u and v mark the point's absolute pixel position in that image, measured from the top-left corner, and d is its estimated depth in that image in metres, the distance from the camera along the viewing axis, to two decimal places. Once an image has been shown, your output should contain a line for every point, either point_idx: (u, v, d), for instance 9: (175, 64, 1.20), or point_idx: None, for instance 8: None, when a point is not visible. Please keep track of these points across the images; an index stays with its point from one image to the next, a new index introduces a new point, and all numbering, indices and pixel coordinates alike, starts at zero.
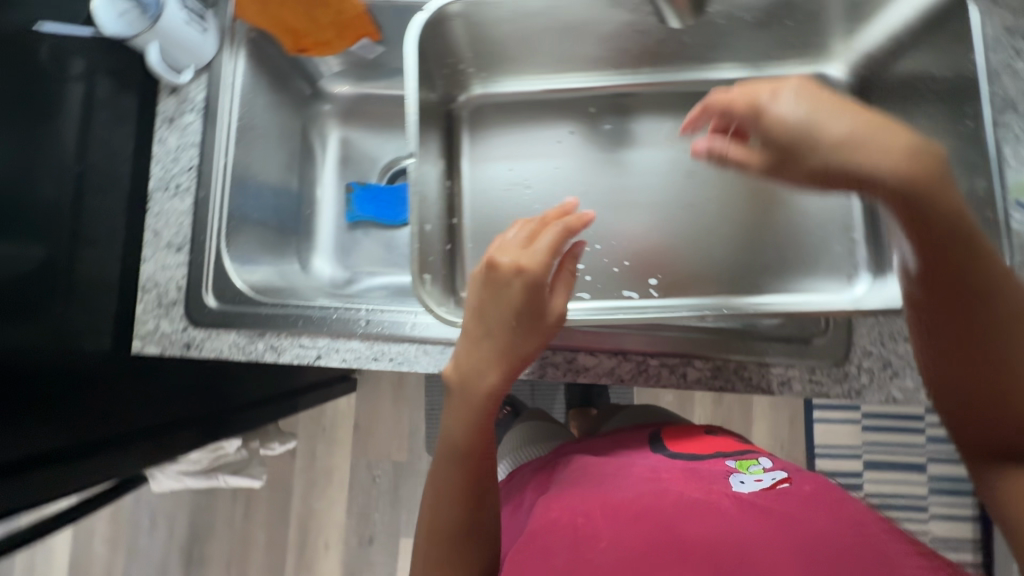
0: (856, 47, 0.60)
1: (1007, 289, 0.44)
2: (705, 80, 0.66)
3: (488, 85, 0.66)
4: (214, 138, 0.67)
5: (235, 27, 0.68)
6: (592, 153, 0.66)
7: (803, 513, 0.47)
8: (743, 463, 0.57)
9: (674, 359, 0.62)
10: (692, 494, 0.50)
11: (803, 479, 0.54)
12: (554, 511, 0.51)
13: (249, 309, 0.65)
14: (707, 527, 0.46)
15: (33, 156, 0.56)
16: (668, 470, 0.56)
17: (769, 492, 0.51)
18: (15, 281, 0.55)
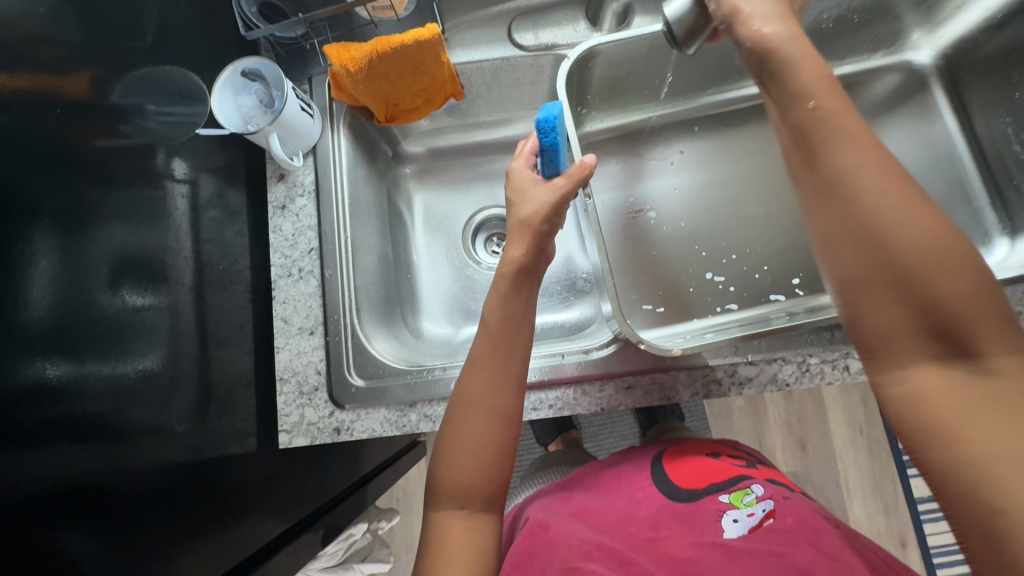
0: (942, 34, 0.65)
1: (968, 298, 0.38)
2: None
3: (595, 119, 0.69)
4: (329, 217, 0.67)
5: (334, 107, 0.69)
6: (703, 167, 0.69)
7: (789, 554, 0.50)
8: (736, 497, 0.58)
9: (832, 353, 0.61)
10: (683, 557, 0.53)
11: (788, 510, 0.55)
12: (553, 532, 0.58)
13: (396, 380, 0.64)
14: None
15: (158, 261, 0.56)
16: (666, 522, 0.58)
17: (757, 537, 0.53)
18: (143, 390, 0.53)
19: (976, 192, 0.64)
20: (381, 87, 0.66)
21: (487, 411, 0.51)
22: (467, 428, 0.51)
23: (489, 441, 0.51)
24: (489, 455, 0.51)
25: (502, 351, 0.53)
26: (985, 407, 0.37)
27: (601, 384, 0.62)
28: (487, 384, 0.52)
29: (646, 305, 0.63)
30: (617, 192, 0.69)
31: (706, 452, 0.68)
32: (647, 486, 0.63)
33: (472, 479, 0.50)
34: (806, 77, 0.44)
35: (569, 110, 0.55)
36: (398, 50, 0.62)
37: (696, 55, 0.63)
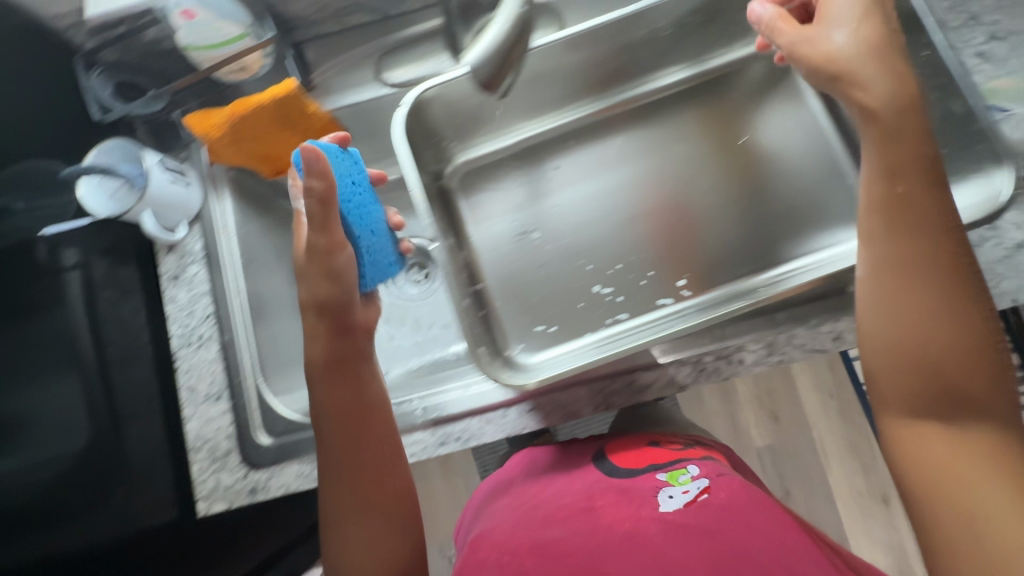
0: None
1: (984, 377, 0.44)
2: (660, 89, 0.72)
3: (468, 148, 0.70)
4: (222, 280, 0.67)
5: (214, 172, 0.69)
6: (580, 177, 0.70)
7: (725, 530, 0.49)
8: (672, 476, 0.58)
9: (726, 348, 0.62)
10: (620, 526, 0.51)
11: (721, 488, 0.55)
12: (482, 552, 0.53)
13: (303, 434, 0.64)
14: (637, 562, 0.48)
15: (60, 350, 0.56)
16: (601, 493, 0.57)
17: (693, 511, 0.52)
18: (54, 480, 0.54)
19: (846, 170, 0.65)
20: (254, 145, 0.67)
21: (357, 446, 0.53)
22: (343, 499, 0.52)
23: (382, 490, 0.53)
24: (374, 510, 0.52)
25: (367, 419, 0.54)
26: (963, 458, 0.43)
27: (504, 411, 0.63)
28: (349, 452, 0.53)
29: (539, 327, 0.63)
30: (503, 216, 0.69)
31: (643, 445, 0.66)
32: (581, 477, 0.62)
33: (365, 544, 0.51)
34: (901, 130, 0.48)
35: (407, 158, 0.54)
36: (254, 111, 0.62)
37: (549, 72, 0.66)
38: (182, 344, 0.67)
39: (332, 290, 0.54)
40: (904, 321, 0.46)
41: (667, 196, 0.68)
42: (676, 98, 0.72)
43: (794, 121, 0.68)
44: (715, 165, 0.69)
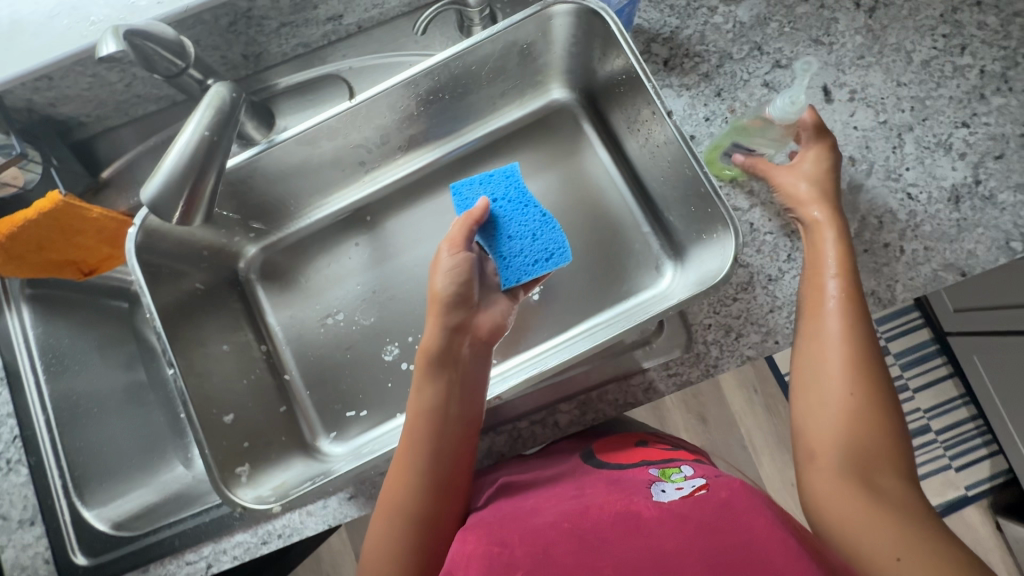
0: (560, 73, 0.63)
1: (884, 432, 0.45)
2: (469, 143, 0.67)
3: (266, 238, 0.66)
4: (25, 399, 0.66)
5: (9, 286, 0.67)
6: (384, 250, 0.67)
7: (721, 525, 0.45)
8: (664, 473, 0.55)
9: (539, 413, 0.62)
10: (609, 513, 0.49)
11: (720, 485, 0.51)
12: (469, 542, 0.49)
13: (123, 549, 0.63)
14: (632, 556, 0.44)
15: None
16: (592, 483, 0.54)
17: (689, 504, 0.49)
18: None
19: (640, 218, 0.64)
20: (42, 257, 0.64)
21: (442, 422, 0.53)
22: (390, 489, 0.52)
23: (399, 483, 0.52)
24: (408, 502, 0.51)
25: (450, 365, 0.55)
26: (864, 505, 0.42)
27: (323, 502, 0.61)
28: (447, 396, 0.54)
29: (350, 413, 0.62)
30: (309, 305, 0.66)
31: (632, 444, 0.63)
32: (563, 472, 0.56)
33: (417, 526, 0.51)
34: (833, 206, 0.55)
35: (140, 278, 0.48)
36: (25, 227, 0.61)
37: (312, 165, 0.58)
38: None
39: (436, 329, 0.56)
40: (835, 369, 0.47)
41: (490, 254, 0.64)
42: (506, 141, 0.67)
43: (606, 167, 0.66)
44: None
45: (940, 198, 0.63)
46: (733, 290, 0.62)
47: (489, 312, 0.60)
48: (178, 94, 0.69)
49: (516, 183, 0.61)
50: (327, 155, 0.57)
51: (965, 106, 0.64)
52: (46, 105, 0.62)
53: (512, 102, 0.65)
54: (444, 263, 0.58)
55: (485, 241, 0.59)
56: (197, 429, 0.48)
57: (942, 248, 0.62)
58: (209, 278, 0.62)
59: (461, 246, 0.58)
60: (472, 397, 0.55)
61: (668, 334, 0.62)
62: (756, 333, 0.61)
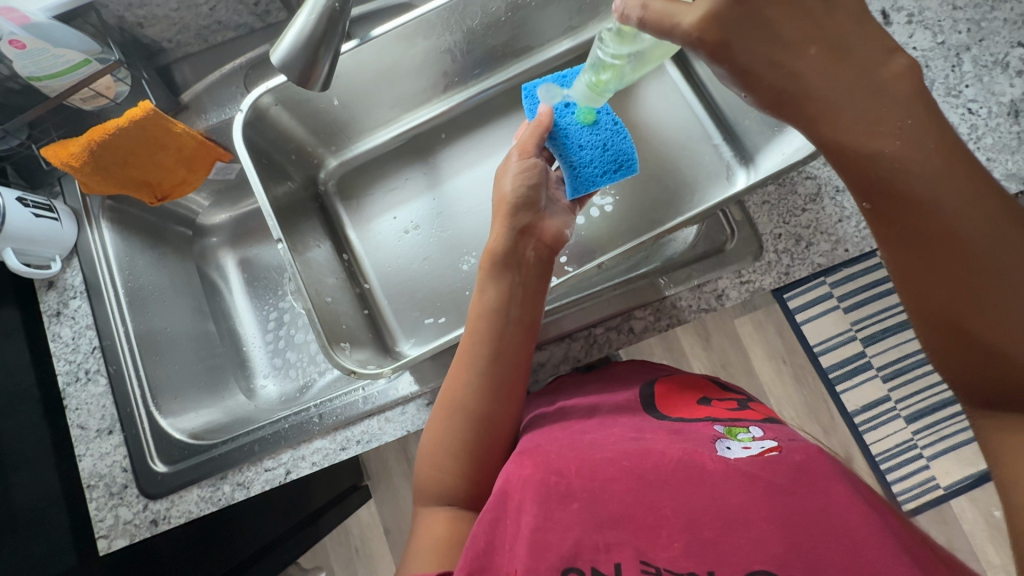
0: None
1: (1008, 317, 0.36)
2: (541, 63, 0.68)
3: (344, 153, 0.68)
4: (105, 312, 0.66)
5: (89, 204, 0.68)
6: (456, 167, 0.69)
7: (794, 486, 0.40)
8: (731, 429, 0.49)
9: (616, 319, 0.63)
10: (672, 457, 0.45)
11: (794, 447, 0.45)
12: (524, 469, 0.47)
13: (201, 458, 0.63)
14: (692, 499, 0.41)
15: None
16: (654, 429, 0.50)
17: (760, 462, 0.43)
18: None
19: (712, 132, 0.66)
20: (126, 173, 0.66)
21: (505, 323, 0.54)
22: (451, 380, 0.55)
23: (458, 376, 0.54)
24: (466, 399, 0.53)
25: (512, 268, 0.56)
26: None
27: (402, 407, 0.62)
28: (508, 299, 0.55)
29: (428, 319, 0.63)
30: (385, 218, 0.68)
31: (695, 395, 0.57)
32: (622, 412, 0.54)
33: (472, 423, 0.52)
34: (825, 75, 0.39)
35: (248, 158, 0.50)
36: (116, 135, 0.62)
37: (399, 70, 0.60)
38: (69, 382, 0.65)
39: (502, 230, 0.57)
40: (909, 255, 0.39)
41: (560, 169, 0.66)
42: (574, 64, 0.68)
43: (675, 87, 0.68)
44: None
45: (1000, 112, 0.65)
46: (801, 201, 0.64)
47: (554, 220, 0.59)
48: (256, 20, 0.70)
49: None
50: (415, 59, 0.60)
51: (1021, 28, 0.66)
52: (134, 25, 0.64)
53: (584, 24, 0.66)
54: (513, 167, 0.60)
55: (554, 147, 0.61)
56: (305, 301, 0.49)
57: (1003, 159, 0.64)
58: (297, 184, 0.65)
59: (533, 152, 0.60)
60: (533, 302, 0.56)
61: (741, 241, 0.64)
62: (826, 241, 0.62)
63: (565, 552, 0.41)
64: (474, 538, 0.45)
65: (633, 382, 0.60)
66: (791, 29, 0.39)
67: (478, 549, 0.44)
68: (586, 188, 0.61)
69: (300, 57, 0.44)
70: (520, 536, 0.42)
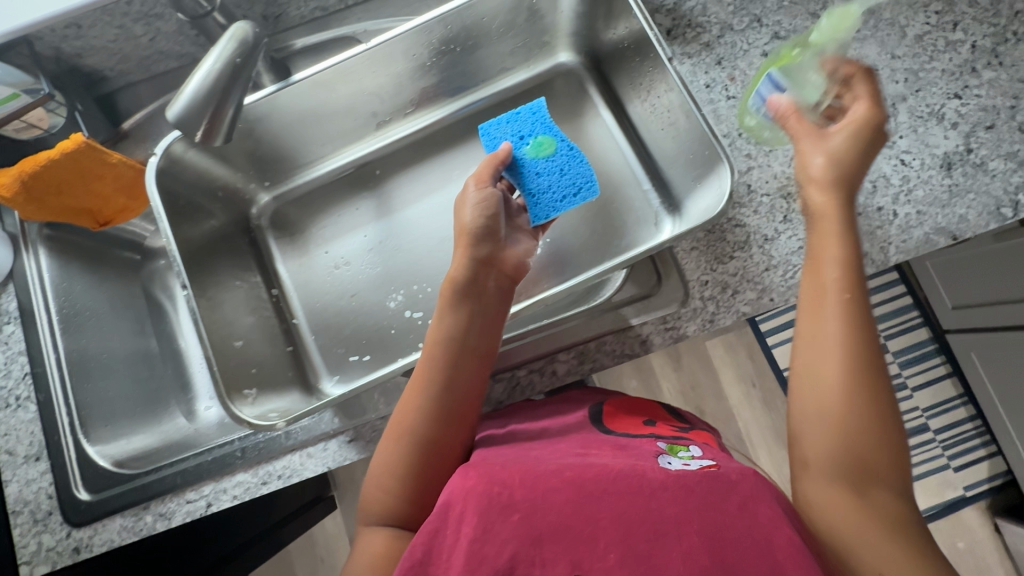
0: (566, 35, 0.65)
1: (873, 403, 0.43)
2: (473, 101, 0.69)
3: (278, 186, 0.69)
4: (38, 338, 0.67)
5: (27, 230, 0.69)
6: (390, 202, 0.69)
7: (724, 507, 0.41)
8: (672, 448, 0.52)
9: (539, 361, 0.64)
10: (613, 470, 0.44)
11: (730, 468, 0.47)
12: (467, 475, 0.43)
13: (126, 487, 0.64)
14: (628, 513, 0.40)
15: None
16: (599, 445, 0.51)
17: (697, 477, 0.44)
18: None
19: (642, 175, 0.66)
20: (61, 203, 0.66)
21: (462, 350, 0.51)
22: (401, 407, 0.51)
23: (410, 403, 0.50)
24: (416, 426, 0.49)
25: (473, 297, 0.53)
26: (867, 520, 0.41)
27: (323, 444, 0.62)
28: (465, 328, 0.52)
29: (353, 357, 0.64)
30: (319, 251, 0.68)
31: (641, 419, 0.61)
32: (570, 430, 0.55)
33: (419, 455, 0.48)
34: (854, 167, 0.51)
35: (159, 200, 0.51)
36: (48, 166, 0.63)
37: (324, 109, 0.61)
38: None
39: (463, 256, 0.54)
40: (822, 330, 0.45)
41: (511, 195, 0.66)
42: (506, 104, 0.69)
43: (608, 129, 0.68)
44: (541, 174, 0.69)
45: (932, 164, 0.64)
46: (730, 248, 0.63)
47: (515, 249, 0.58)
48: (198, 52, 0.71)
49: (542, 120, 0.62)
50: (341, 100, 0.61)
51: (957, 78, 0.66)
52: (73, 55, 0.65)
53: (518, 65, 0.68)
54: (472, 198, 0.57)
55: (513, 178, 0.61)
56: (207, 347, 0.49)
57: (934, 213, 0.63)
58: (226, 220, 0.65)
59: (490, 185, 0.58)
60: (492, 331, 0.53)
61: (667, 287, 0.64)
62: (751, 289, 0.62)
63: (500, 567, 0.38)
64: (411, 548, 0.40)
65: (585, 405, 0.62)
66: (853, 175, 0.51)
67: (412, 561, 0.39)
68: (547, 215, 0.61)
69: (195, 111, 0.44)
70: (457, 547, 0.39)
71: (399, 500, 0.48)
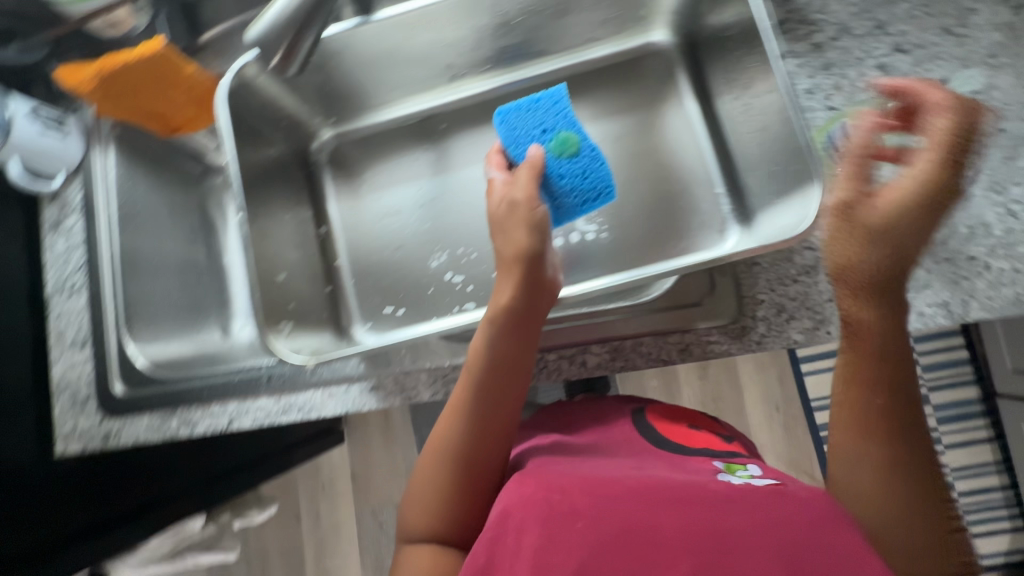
0: (664, 11, 0.61)
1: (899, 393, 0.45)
2: (552, 67, 0.66)
3: (343, 124, 0.68)
4: (96, 232, 0.70)
5: (100, 125, 0.71)
6: (449, 159, 0.67)
7: (792, 520, 0.39)
8: (730, 467, 0.50)
9: (570, 349, 0.62)
10: (671, 485, 0.44)
11: (797, 485, 0.45)
12: (525, 481, 0.45)
13: (156, 390, 0.67)
14: (692, 525, 0.40)
15: None
16: (653, 461, 0.50)
17: (761, 492, 0.43)
18: None
19: (717, 178, 0.61)
20: (135, 102, 0.67)
21: (503, 372, 0.50)
22: (449, 407, 0.51)
23: (451, 425, 0.50)
24: (456, 446, 0.49)
25: (522, 324, 0.50)
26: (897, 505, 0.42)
27: (346, 386, 0.64)
28: (507, 349, 0.50)
29: (388, 309, 0.64)
30: (370, 197, 0.68)
31: (685, 424, 0.59)
32: (622, 444, 0.54)
33: (460, 475, 0.48)
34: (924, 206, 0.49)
35: (227, 120, 0.51)
36: (127, 67, 0.64)
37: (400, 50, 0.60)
38: (56, 291, 0.70)
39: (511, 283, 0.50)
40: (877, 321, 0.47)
41: None
42: (586, 78, 0.66)
43: (688, 121, 0.63)
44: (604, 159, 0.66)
45: None
46: (794, 271, 0.59)
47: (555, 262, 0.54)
48: None
49: (563, 112, 0.58)
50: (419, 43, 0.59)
51: None
52: None
53: (607, 36, 0.64)
54: (522, 218, 0.51)
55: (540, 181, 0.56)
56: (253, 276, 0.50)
57: None
58: (287, 149, 0.65)
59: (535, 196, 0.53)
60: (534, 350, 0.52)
61: (718, 299, 0.61)
62: (809, 319, 0.58)
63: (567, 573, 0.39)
64: (472, 553, 0.42)
65: (626, 412, 0.59)
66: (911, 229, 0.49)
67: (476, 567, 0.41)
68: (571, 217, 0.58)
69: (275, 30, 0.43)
70: (519, 554, 0.40)
71: (443, 518, 0.48)
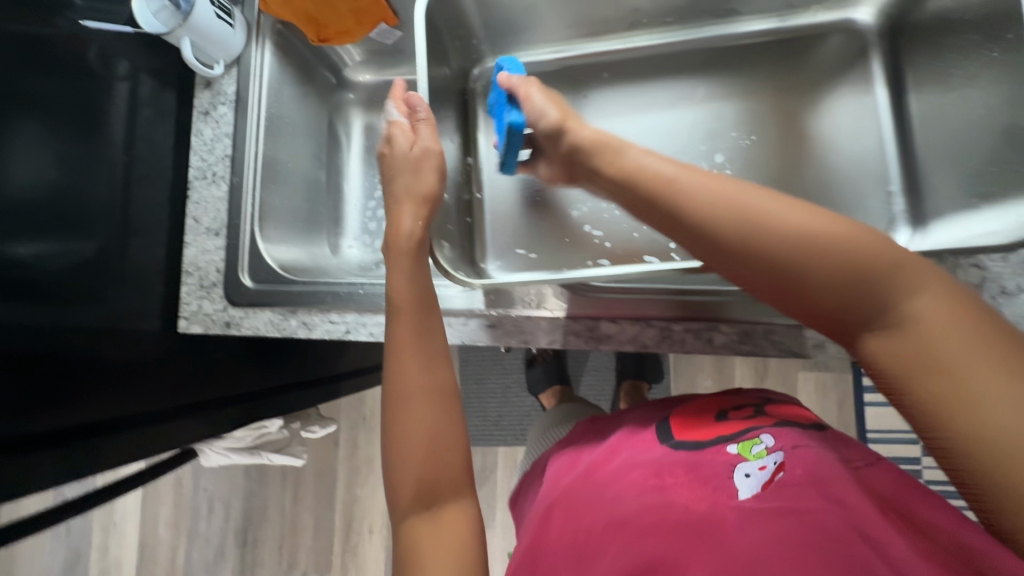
0: None
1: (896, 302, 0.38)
2: (729, 33, 0.71)
3: (501, 57, 0.73)
4: (244, 127, 0.71)
5: (261, 22, 0.72)
6: (607, 109, 0.73)
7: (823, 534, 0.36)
8: (743, 446, 0.45)
9: (697, 324, 0.60)
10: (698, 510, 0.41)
11: (815, 467, 0.42)
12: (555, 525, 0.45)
13: (281, 288, 0.68)
14: (708, 558, 0.37)
15: (85, 154, 0.59)
16: (671, 467, 0.46)
17: (774, 497, 0.40)
18: (68, 269, 0.57)
19: (888, 173, 0.66)
20: (305, 4, 0.67)
21: (423, 385, 0.50)
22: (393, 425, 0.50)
23: (411, 444, 0.48)
24: (408, 455, 0.47)
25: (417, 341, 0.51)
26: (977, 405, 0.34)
27: (464, 319, 0.64)
28: (420, 364, 0.50)
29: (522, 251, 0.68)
30: None
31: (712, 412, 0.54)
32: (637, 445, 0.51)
33: (423, 479, 0.47)
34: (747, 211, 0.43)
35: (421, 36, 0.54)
36: None
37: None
38: (196, 177, 0.72)
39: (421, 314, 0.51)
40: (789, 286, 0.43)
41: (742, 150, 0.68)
42: (756, 48, 0.71)
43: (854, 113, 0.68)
44: (759, 134, 0.70)
45: None
46: None
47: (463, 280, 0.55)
48: None
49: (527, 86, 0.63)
50: None
51: None
52: None
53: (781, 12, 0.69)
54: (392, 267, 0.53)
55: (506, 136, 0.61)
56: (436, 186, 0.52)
57: None
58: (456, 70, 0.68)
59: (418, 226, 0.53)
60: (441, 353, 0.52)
61: None
62: None
63: None
64: None
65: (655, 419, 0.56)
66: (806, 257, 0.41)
67: None
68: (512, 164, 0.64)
69: None
70: None
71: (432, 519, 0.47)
